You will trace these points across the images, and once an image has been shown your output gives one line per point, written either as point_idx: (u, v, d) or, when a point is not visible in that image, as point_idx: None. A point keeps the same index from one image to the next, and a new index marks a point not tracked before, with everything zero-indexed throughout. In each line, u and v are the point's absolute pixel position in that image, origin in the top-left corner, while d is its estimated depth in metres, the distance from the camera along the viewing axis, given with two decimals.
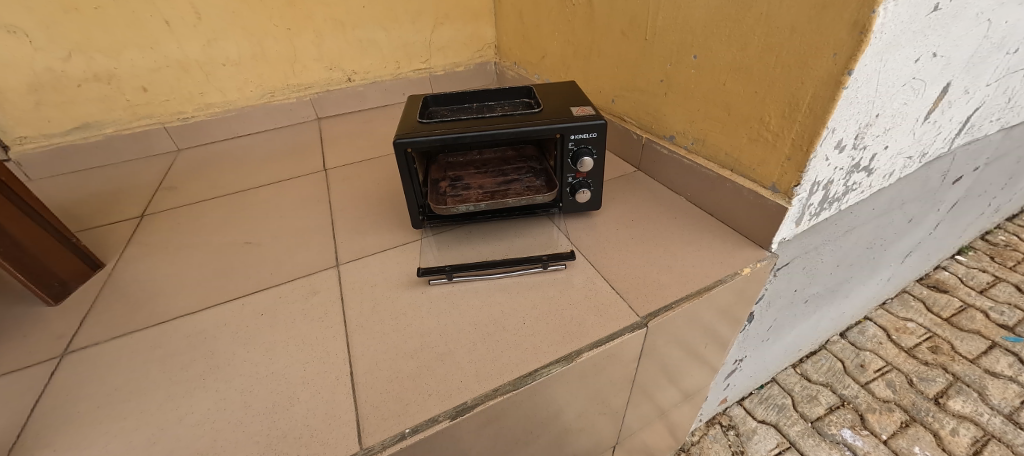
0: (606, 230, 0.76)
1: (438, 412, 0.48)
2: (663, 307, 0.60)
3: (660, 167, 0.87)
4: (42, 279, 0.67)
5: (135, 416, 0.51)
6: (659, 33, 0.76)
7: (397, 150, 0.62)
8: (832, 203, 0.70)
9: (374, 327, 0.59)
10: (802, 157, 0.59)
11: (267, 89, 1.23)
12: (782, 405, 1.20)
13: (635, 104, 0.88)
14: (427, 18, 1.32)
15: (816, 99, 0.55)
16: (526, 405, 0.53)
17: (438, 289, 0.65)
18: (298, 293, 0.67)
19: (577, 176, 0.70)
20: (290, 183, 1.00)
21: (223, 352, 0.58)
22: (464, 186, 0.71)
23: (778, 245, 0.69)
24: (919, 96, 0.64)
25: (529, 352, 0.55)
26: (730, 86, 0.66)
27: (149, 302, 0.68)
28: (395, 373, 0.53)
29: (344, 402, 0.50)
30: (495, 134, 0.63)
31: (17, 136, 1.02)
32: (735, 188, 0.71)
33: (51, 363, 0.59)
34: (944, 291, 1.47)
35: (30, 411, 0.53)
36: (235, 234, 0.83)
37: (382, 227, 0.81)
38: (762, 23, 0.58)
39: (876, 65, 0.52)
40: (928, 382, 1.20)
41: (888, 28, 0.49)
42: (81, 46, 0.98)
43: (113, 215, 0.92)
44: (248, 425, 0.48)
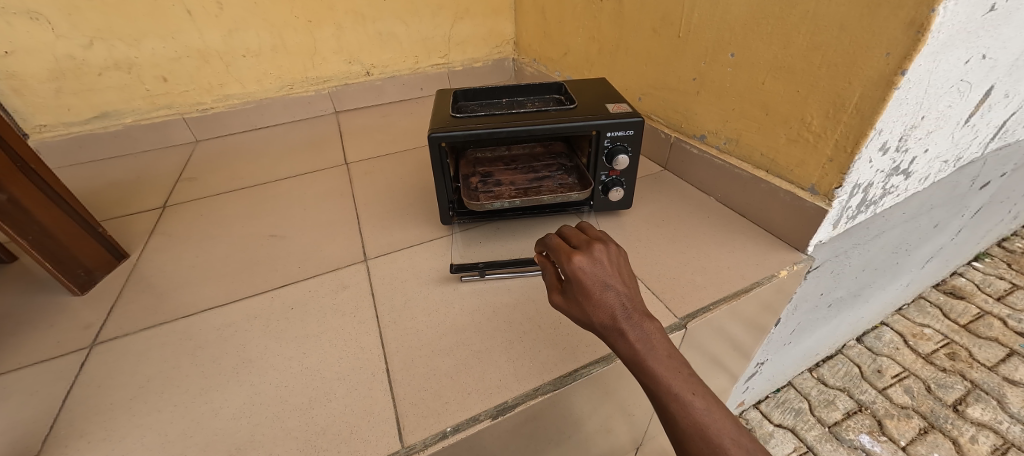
0: (637, 230, 0.75)
1: (479, 411, 0.47)
2: (701, 309, 0.59)
3: (689, 167, 0.86)
4: (70, 268, 0.67)
5: (168, 408, 0.50)
6: (693, 31, 0.75)
7: (432, 144, 0.61)
8: (869, 206, 0.69)
9: (407, 323, 0.59)
10: (846, 159, 0.58)
11: (286, 82, 1.22)
12: (798, 409, 1.19)
13: (663, 103, 0.87)
14: (447, 12, 1.31)
15: (864, 99, 0.54)
16: (563, 405, 0.52)
17: (470, 285, 0.65)
18: (328, 287, 0.66)
19: (611, 174, 0.69)
20: (311, 176, 0.99)
21: (255, 345, 0.57)
22: (495, 182, 0.70)
23: (814, 247, 0.68)
24: (963, 98, 0.63)
25: (567, 352, 0.54)
26: (769, 85, 0.65)
27: (176, 293, 0.68)
28: (432, 370, 0.52)
29: (381, 399, 0.49)
30: (530, 130, 0.62)
31: (37, 124, 1.01)
32: (771, 189, 0.70)
33: (80, 353, 0.58)
34: (961, 297, 1.46)
35: (63, 400, 0.52)
36: (259, 226, 0.82)
37: (409, 222, 0.80)
38: (808, 21, 0.57)
39: (929, 65, 0.51)
40: (947, 389, 1.19)
41: (945, 27, 0.48)
42: (102, 33, 0.97)
43: (134, 206, 0.92)
44: (285, 420, 0.48)
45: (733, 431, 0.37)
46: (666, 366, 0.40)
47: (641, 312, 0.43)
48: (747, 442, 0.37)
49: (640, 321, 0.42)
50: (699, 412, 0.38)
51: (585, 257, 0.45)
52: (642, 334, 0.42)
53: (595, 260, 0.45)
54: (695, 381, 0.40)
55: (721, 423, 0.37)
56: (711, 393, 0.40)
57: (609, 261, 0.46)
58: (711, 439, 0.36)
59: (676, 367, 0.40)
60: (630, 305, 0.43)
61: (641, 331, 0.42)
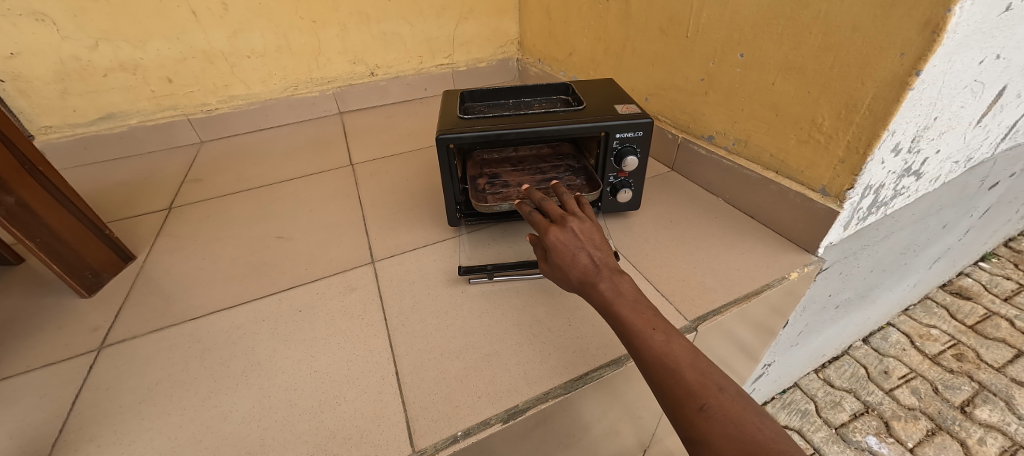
0: (645, 231, 0.74)
1: (490, 415, 0.47)
2: (711, 312, 0.59)
3: (697, 168, 0.85)
4: (77, 270, 0.67)
5: (178, 412, 0.50)
6: (701, 31, 0.74)
7: (440, 146, 0.61)
8: (880, 207, 0.69)
9: (416, 325, 0.58)
10: (858, 160, 0.58)
11: (291, 82, 1.22)
12: (805, 411, 1.18)
13: (671, 103, 0.87)
14: (451, 12, 1.31)
15: (877, 101, 0.53)
16: (574, 408, 0.52)
17: (479, 288, 0.64)
18: (336, 289, 0.66)
19: (619, 176, 0.69)
20: (317, 177, 0.99)
21: (263, 348, 0.57)
22: (502, 183, 0.69)
23: (825, 249, 0.67)
24: (976, 99, 0.62)
25: (578, 355, 0.54)
26: (779, 86, 0.65)
27: (184, 295, 0.67)
28: (442, 373, 0.52)
29: (392, 402, 0.49)
30: (539, 131, 0.62)
31: (43, 125, 1.01)
32: (780, 190, 0.69)
33: (89, 356, 0.58)
34: (968, 298, 1.45)
35: (72, 403, 0.52)
36: (265, 228, 0.82)
37: (415, 223, 0.80)
38: (819, 22, 0.56)
39: (944, 65, 0.51)
40: (954, 391, 1.18)
41: (960, 28, 0.47)
42: (107, 34, 0.97)
43: (140, 207, 0.91)
44: (295, 424, 0.48)
45: (692, 359, 0.40)
46: (630, 309, 0.45)
47: (612, 268, 0.50)
48: (706, 367, 0.40)
49: (610, 275, 0.49)
50: (658, 344, 0.42)
51: (560, 226, 0.53)
52: (611, 285, 0.48)
53: (569, 229, 0.53)
54: (658, 319, 0.44)
55: (680, 352, 0.41)
56: (675, 329, 0.43)
57: (583, 228, 0.53)
58: (669, 365, 0.40)
59: (641, 308, 0.45)
60: (600, 263, 0.50)
61: (610, 283, 0.48)
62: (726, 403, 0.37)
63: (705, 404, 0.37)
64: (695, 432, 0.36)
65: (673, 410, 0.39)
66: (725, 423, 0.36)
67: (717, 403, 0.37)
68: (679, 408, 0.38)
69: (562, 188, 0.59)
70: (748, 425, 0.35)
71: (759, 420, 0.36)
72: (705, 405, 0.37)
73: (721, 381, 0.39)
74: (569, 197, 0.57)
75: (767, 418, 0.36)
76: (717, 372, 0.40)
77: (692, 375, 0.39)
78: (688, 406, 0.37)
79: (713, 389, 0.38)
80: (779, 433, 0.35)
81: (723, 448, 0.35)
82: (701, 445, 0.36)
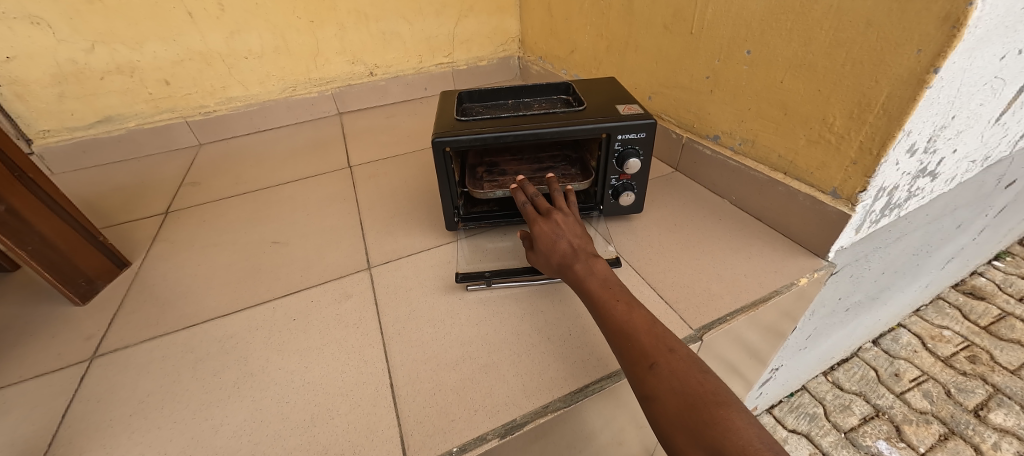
0: (648, 235, 0.72)
1: (486, 430, 0.45)
2: (717, 320, 0.57)
3: (703, 169, 0.83)
4: (70, 278, 0.65)
5: (169, 425, 0.49)
6: (707, 27, 0.72)
7: (436, 149, 0.59)
8: (893, 209, 0.66)
9: (412, 334, 0.57)
10: (871, 162, 0.55)
11: (289, 83, 1.20)
12: (813, 415, 1.16)
13: (675, 102, 0.84)
14: (451, 10, 1.29)
15: (892, 99, 0.51)
16: (573, 422, 0.50)
17: (476, 295, 0.63)
18: (332, 296, 0.65)
19: (621, 178, 0.67)
20: (314, 179, 0.98)
21: (256, 359, 0.56)
22: (500, 172, 0.68)
23: (835, 253, 0.65)
24: (996, 96, 0.60)
25: (578, 367, 0.52)
26: (788, 84, 0.62)
27: (178, 302, 0.66)
28: (437, 385, 0.50)
29: (386, 416, 0.47)
30: (539, 133, 0.59)
31: (41, 129, 1.00)
32: (789, 192, 0.67)
33: (80, 366, 0.57)
34: (982, 298, 1.41)
35: (62, 416, 0.51)
36: (262, 232, 0.81)
37: (414, 227, 0.79)
38: (832, 16, 0.54)
39: (963, 62, 0.48)
40: (967, 394, 1.15)
41: (982, 22, 0.45)
42: (103, 37, 0.96)
43: (137, 211, 0.91)
44: (288, 439, 0.46)
45: (648, 326, 0.44)
46: (599, 284, 0.50)
47: (589, 253, 0.54)
48: (661, 333, 0.43)
49: (586, 258, 0.54)
50: (619, 313, 0.46)
51: (545, 216, 0.58)
52: (586, 266, 0.53)
53: (552, 217, 0.57)
54: (622, 292, 0.49)
55: (638, 320, 0.45)
56: (636, 301, 0.48)
57: (565, 217, 0.58)
58: (627, 331, 0.44)
59: (610, 284, 0.50)
60: (578, 248, 0.55)
61: (585, 264, 0.53)
62: (674, 362, 0.40)
63: (654, 363, 0.40)
64: (645, 389, 0.39)
65: (629, 371, 0.42)
66: (670, 379, 0.38)
67: (665, 362, 0.40)
68: (633, 368, 0.41)
69: (551, 176, 0.63)
70: (691, 380, 0.38)
71: (704, 376, 0.38)
72: (654, 363, 0.40)
73: (673, 344, 0.42)
74: (557, 186, 0.61)
75: (712, 375, 0.38)
76: (670, 336, 0.43)
77: (645, 339, 0.43)
78: (640, 366, 0.41)
79: (662, 351, 0.41)
80: (721, 388, 0.37)
81: (667, 401, 0.37)
82: (651, 401, 0.39)
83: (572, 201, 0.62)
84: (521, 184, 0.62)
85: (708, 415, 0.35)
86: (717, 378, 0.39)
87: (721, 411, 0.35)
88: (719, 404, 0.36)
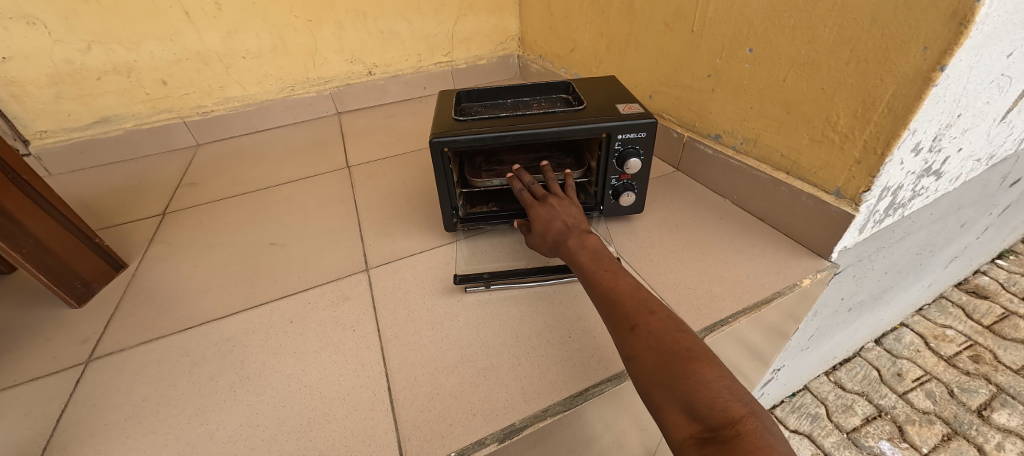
0: (649, 235, 0.72)
1: (485, 434, 0.45)
2: (719, 322, 0.56)
3: (704, 169, 0.82)
4: (66, 280, 0.65)
5: (164, 430, 0.48)
6: (708, 25, 0.71)
7: (434, 149, 0.58)
8: (897, 209, 0.65)
9: (410, 337, 0.56)
10: (876, 161, 0.54)
11: (288, 83, 1.20)
12: (816, 415, 1.15)
13: (676, 101, 0.84)
14: (450, 9, 1.28)
15: (897, 98, 0.50)
16: (572, 426, 0.49)
17: (474, 297, 0.62)
18: (329, 299, 0.64)
19: (621, 178, 0.66)
20: (313, 180, 0.97)
21: (253, 362, 0.55)
22: (498, 162, 0.69)
23: (838, 254, 0.64)
24: (1002, 94, 0.59)
25: (578, 369, 0.51)
26: (791, 82, 0.61)
27: (175, 305, 0.66)
28: (435, 389, 0.50)
29: (383, 421, 0.47)
30: (538, 133, 0.58)
31: (38, 130, 1.00)
32: (792, 192, 0.66)
33: (76, 369, 0.57)
34: (985, 297, 1.40)
35: (57, 421, 0.50)
36: (259, 234, 0.80)
37: (412, 229, 0.78)
38: (837, 14, 0.53)
39: (970, 60, 0.47)
40: (970, 394, 1.14)
41: (990, 19, 0.44)
42: (100, 37, 0.95)
43: (134, 212, 0.90)
44: (284, 444, 0.46)
45: (632, 291, 0.45)
46: (590, 257, 0.51)
47: (582, 230, 0.55)
48: (644, 297, 0.44)
49: (579, 234, 0.54)
50: (605, 281, 0.47)
51: (540, 198, 0.59)
52: (579, 241, 0.54)
53: (547, 201, 0.58)
54: (612, 263, 0.50)
55: (622, 287, 0.46)
56: (624, 269, 0.49)
57: (560, 199, 0.58)
58: (611, 297, 0.45)
59: (600, 257, 0.51)
60: (572, 226, 0.55)
61: (577, 239, 0.54)
62: (654, 322, 0.41)
63: (635, 324, 0.41)
64: (626, 349, 0.40)
65: (613, 335, 0.43)
66: (648, 338, 0.39)
67: (645, 322, 0.41)
68: (616, 331, 0.43)
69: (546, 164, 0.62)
70: (668, 338, 0.39)
71: (680, 335, 0.39)
72: (634, 325, 0.41)
73: (654, 307, 0.43)
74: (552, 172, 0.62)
75: (689, 334, 0.39)
76: (653, 300, 0.44)
77: (629, 302, 0.44)
78: (622, 328, 0.42)
79: (643, 313, 0.42)
80: (696, 345, 0.38)
81: (645, 359, 0.38)
82: (630, 359, 0.39)
83: (570, 188, 0.62)
84: (518, 172, 0.62)
85: (682, 369, 0.36)
86: (694, 337, 0.39)
87: (692, 365, 0.36)
88: (693, 359, 0.36)
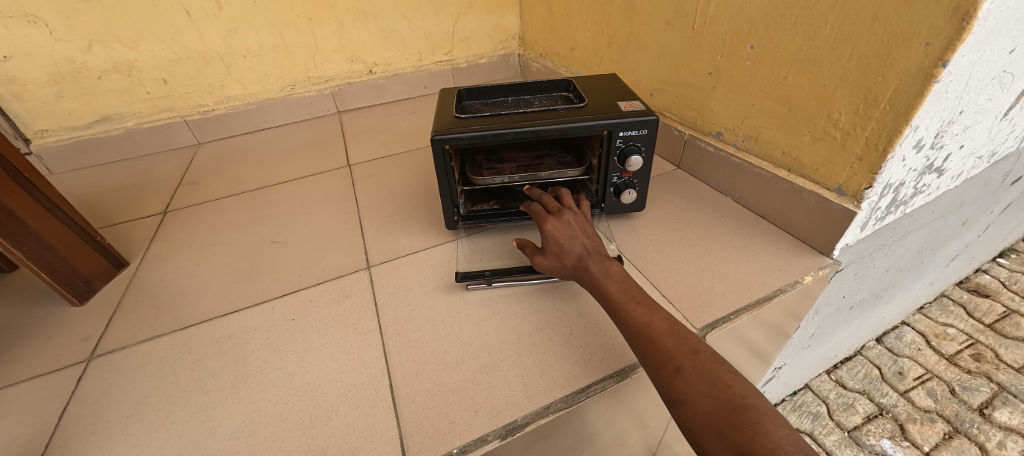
0: (650, 233, 0.72)
1: (487, 431, 0.45)
2: (720, 319, 0.56)
3: (705, 166, 0.82)
4: (67, 278, 0.65)
5: (165, 427, 0.48)
6: (709, 22, 0.71)
7: (435, 147, 0.58)
8: (899, 206, 0.65)
9: (411, 335, 0.56)
10: (877, 158, 0.54)
11: (288, 82, 1.20)
12: (817, 413, 1.15)
13: (677, 98, 0.84)
14: (450, 8, 1.28)
15: (899, 94, 0.50)
16: (574, 423, 0.49)
17: (475, 294, 0.62)
18: (330, 297, 0.64)
19: (622, 176, 0.66)
20: (313, 178, 0.97)
21: (254, 360, 0.55)
22: (499, 160, 0.69)
23: (839, 251, 0.64)
24: (1004, 90, 0.59)
25: (580, 366, 0.51)
26: (792, 80, 0.61)
27: (176, 303, 0.66)
28: (437, 386, 0.50)
29: (385, 417, 0.47)
30: (539, 131, 0.58)
31: (39, 129, 1.00)
32: (793, 190, 0.66)
33: (78, 367, 0.57)
34: (986, 295, 1.40)
35: (59, 418, 0.50)
36: (260, 232, 0.80)
37: (413, 227, 0.78)
38: (838, 10, 0.53)
39: (972, 56, 0.47)
40: (972, 392, 1.14)
41: (992, 15, 0.44)
42: (100, 36, 0.95)
43: (135, 211, 0.90)
44: (285, 441, 0.46)
45: (670, 328, 0.44)
46: (618, 287, 0.49)
47: (602, 255, 0.54)
48: (683, 334, 0.43)
49: (600, 259, 0.53)
50: (639, 316, 0.45)
51: (557, 215, 0.58)
52: (601, 268, 0.52)
53: (564, 217, 0.58)
54: (641, 295, 0.48)
55: (659, 323, 0.44)
56: (656, 303, 0.47)
57: (577, 219, 0.58)
58: (648, 333, 0.43)
59: (628, 287, 0.49)
60: (591, 248, 0.55)
61: (600, 265, 0.53)
62: (701, 364, 0.39)
63: (680, 366, 0.39)
64: (672, 392, 0.39)
65: (653, 375, 0.41)
66: (698, 383, 0.38)
67: (691, 364, 0.39)
68: (657, 372, 0.41)
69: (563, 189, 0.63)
70: (718, 382, 0.37)
71: (731, 378, 0.38)
72: (680, 367, 0.39)
73: (697, 346, 0.41)
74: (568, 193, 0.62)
75: (738, 376, 0.38)
76: (693, 338, 0.42)
77: (669, 341, 0.42)
78: (665, 369, 0.40)
79: (688, 353, 0.40)
80: (749, 390, 0.37)
81: (697, 404, 0.36)
82: (678, 404, 0.38)
83: (584, 210, 0.62)
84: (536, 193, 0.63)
85: (741, 420, 0.34)
86: (743, 379, 0.38)
87: (752, 414, 0.34)
88: (748, 406, 0.35)
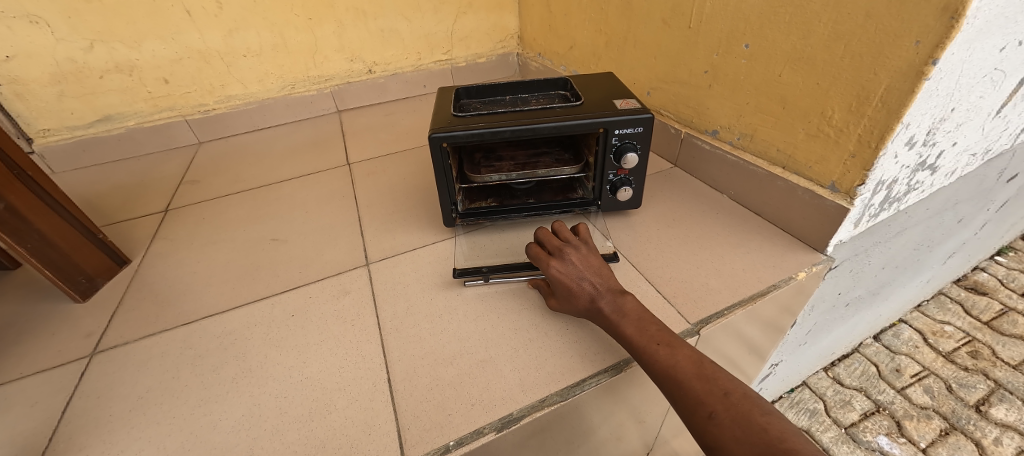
0: (647, 230, 0.72)
1: (483, 424, 0.46)
2: (714, 315, 0.57)
3: (701, 164, 0.83)
4: (70, 275, 0.66)
5: (167, 421, 0.49)
6: (705, 21, 0.72)
7: (433, 145, 0.59)
8: (892, 203, 0.66)
9: (409, 330, 0.57)
10: (870, 155, 0.55)
11: (288, 81, 1.20)
12: (814, 410, 1.15)
13: (674, 97, 0.84)
14: (450, 7, 1.28)
15: (891, 92, 0.50)
16: (570, 417, 0.50)
17: (473, 290, 0.63)
18: (330, 293, 0.65)
19: (619, 173, 0.66)
20: (313, 177, 0.98)
21: (254, 355, 0.56)
22: (497, 158, 0.69)
23: (833, 247, 0.65)
24: (996, 88, 0.59)
25: (575, 361, 0.52)
26: (786, 78, 0.62)
27: (178, 299, 0.67)
28: (435, 380, 0.50)
29: (383, 410, 0.48)
30: (536, 129, 0.59)
31: (41, 128, 1.01)
32: (788, 187, 0.67)
33: (81, 362, 0.58)
34: (983, 293, 1.40)
35: (62, 412, 0.51)
36: (260, 230, 0.81)
37: (412, 224, 0.79)
38: (831, 9, 0.53)
39: (962, 54, 0.48)
40: (968, 389, 1.14)
41: (981, 13, 0.45)
42: (102, 36, 0.96)
43: (137, 210, 0.91)
44: (285, 433, 0.46)
45: (697, 366, 0.42)
46: (636, 326, 0.48)
47: (614, 291, 0.52)
48: (712, 373, 0.41)
49: (612, 297, 0.51)
50: (663, 357, 0.44)
51: (560, 257, 0.56)
52: (614, 306, 0.50)
53: (568, 258, 0.56)
54: (662, 333, 0.46)
55: (685, 363, 0.43)
56: (679, 340, 0.46)
57: (580, 256, 0.56)
58: (675, 376, 0.42)
59: (646, 325, 0.48)
60: (602, 286, 0.53)
61: (614, 304, 0.51)
62: (734, 407, 0.38)
63: (713, 411, 0.38)
64: (709, 440, 0.38)
65: (688, 421, 0.40)
66: (733, 428, 0.36)
67: (723, 408, 0.38)
68: (691, 418, 0.40)
69: (558, 223, 0.61)
70: (754, 426, 0.36)
71: (766, 420, 0.36)
72: (713, 412, 0.38)
73: (728, 387, 0.40)
74: (564, 228, 0.60)
75: (774, 417, 0.37)
76: (722, 378, 0.41)
77: (697, 384, 0.41)
78: (698, 415, 0.39)
79: (719, 396, 0.39)
80: (787, 431, 0.35)
81: (735, 451, 0.35)
82: (718, 452, 0.37)
83: (587, 241, 0.60)
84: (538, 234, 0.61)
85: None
86: (781, 419, 0.37)
87: None
88: (788, 450, 0.33)
